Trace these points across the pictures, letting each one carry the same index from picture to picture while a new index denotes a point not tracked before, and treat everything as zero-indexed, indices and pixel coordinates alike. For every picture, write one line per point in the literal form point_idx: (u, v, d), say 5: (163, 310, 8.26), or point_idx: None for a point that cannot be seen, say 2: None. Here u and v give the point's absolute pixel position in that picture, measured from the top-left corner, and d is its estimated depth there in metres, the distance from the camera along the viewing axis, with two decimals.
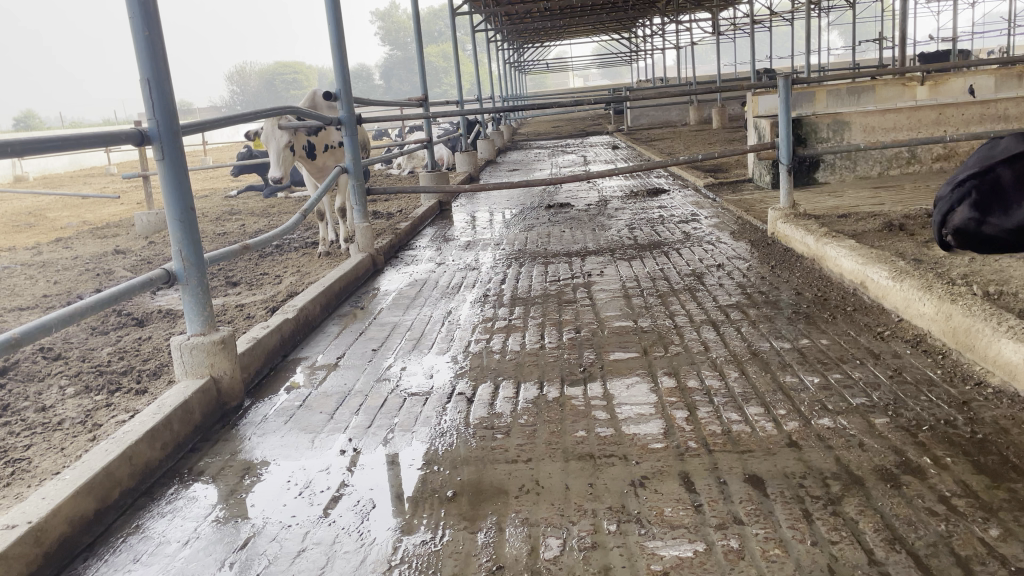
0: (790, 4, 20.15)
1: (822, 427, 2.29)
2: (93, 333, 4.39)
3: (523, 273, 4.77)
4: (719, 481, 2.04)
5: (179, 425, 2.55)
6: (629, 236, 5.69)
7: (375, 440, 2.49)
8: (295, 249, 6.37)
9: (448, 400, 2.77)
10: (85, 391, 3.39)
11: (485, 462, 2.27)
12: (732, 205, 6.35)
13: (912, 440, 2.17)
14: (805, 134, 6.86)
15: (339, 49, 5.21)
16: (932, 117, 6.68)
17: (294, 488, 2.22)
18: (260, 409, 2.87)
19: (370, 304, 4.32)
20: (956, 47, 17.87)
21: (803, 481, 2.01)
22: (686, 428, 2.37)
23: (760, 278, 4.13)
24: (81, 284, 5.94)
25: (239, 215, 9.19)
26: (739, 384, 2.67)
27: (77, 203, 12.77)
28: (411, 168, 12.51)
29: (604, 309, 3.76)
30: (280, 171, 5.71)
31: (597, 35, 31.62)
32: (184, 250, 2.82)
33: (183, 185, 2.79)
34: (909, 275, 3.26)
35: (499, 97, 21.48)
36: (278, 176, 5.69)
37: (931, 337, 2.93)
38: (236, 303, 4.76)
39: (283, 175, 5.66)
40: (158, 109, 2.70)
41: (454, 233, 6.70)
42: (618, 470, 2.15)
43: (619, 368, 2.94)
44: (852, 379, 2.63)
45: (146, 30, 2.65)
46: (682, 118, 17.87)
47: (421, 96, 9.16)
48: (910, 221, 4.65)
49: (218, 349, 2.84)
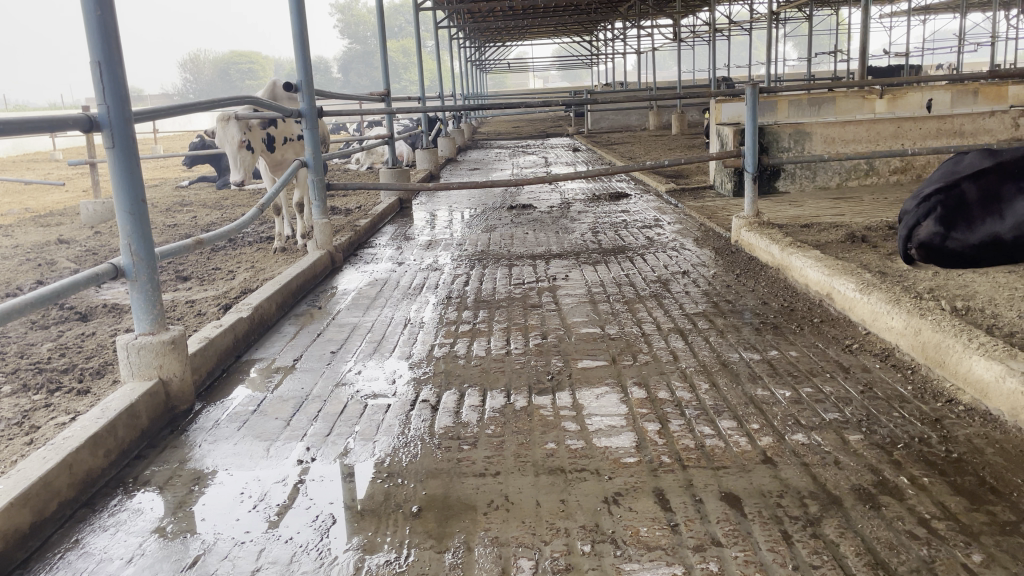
0: (748, 14, 20.29)
1: (797, 443, 2.25)
2: (33, 328, 4.17)
3: (486, 275, 4.68)
4: (695, 499, 1.97)
5: (124, 431, 2.40)
6: (593, 240, 5.63)
7: (334, 450, 2.37)
8: (249, 244, 6.18)
9: (411, 408, 2.66)
10: (23, 390, 3.20)
11: (452, 475, 2.17)
12: (694, 212, 6.34)
13: (888, 458, 2.13)
14: (768, 142, 6.89)
15: (301, 39, 5.04)
16: (892, 130, 6.73)
17: (248, 500, 2.10)
18: (212, 413, 2.73)
19: (328, 304, 4.18)
20: (908, 64, 18.11)
21: (780, 500, 1.95)
22: (658, 442, 2.30)
23: (726, 286, 4.10)
24: (22, 274, 5.67)
25: (191, 207, 8.92)
26: (710, 397, 2.62)
27: (18, 189, 12.29)
28: (370, 164, 12.31)
29: (571, 315, 3.68)
30: (240, 173, 5.61)
31: (559, 38, 31.64)
32: (133, 244, 2.66)
33: (134, 175, 2.63)
34: (877, 288, 3.25)
35: (459, 96, 21.34)
36: (239, 179, 5.59)
37: (899, 351, 2.92)
38: (187, 299, 4.57)
39: (244, 178, 5.57)
40: (109, 94, 2.54)
41: (414, 232, 6.57)
42: (591, 485, 2.07)
43: (588, 377, 2.87)
44: (824, 394, 2.59)
45: (98, 10, 2.49)
46: (642, 123, 17.96)
47: (382, 91, 8.99)
48: (872, 233, 4.67)
49: (168, 350, 2.70)
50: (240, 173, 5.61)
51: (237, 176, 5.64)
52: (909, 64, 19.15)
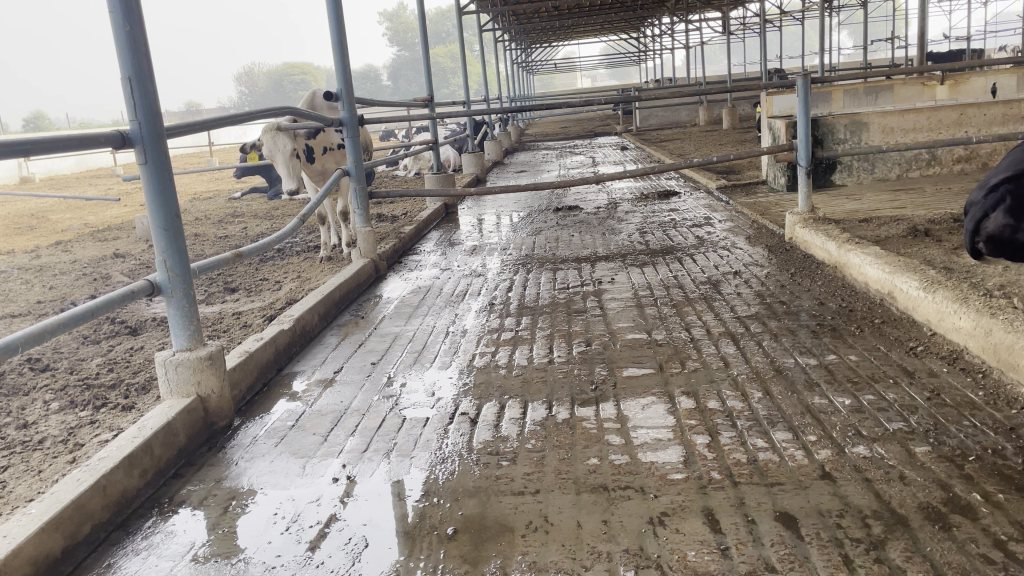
0: (800, 4, 19.73)
1: (858, 456, 2.10)
2: (85, 342, 4.22)
3: (531, 280, 4.59)
4: (747, 520, 1.85)
5: (160, 449, 2.38)
6: (641, 241, 5.49)
7: (370, 466, 2.31)
8: (297, 254, 6.21)
9: (451, 421, 2.59)
10: (70, 407, 3.22)
11: (489, 494, 2.08)
12: (747, 209, 6.14)
13: (958, 472, 1.97)
14: (822, 134, 6.64)
15: (340, 48, 5.03)
16: (954, 117, 6.45)
17: (281, 522, 2.04)
18: (250, 430, 2.69)
19: (371, 313, 4.15)
20: (969, 49, 17.35)
21: (840, 520, 1.81)
22: (708, 456, 2.17)
23: (780, 286, 3.93)
24: (78, 289, 5.78)
25: (242, 218, 9.03)
26: (763, 406, 2.48)
27: (80, 205, 12.64)
28: (417, 170, 12.31)
29: (617, 320, 3.57)
30: (294, 182, 5.65)
31: (606, 37, 31.41)
32: (169, 259, 2.64)
33: (168, 190, 2.61)
34: (942, 286, 3.06)
35: (506, 98, 21.27)
36: (294, 188, 5.66)
37: (968, 353, 2.74)
38: (234, 310, 4.58)
39: (297, 186, 5.61)
40: (141, 109, 2.51)
41: (459, 237, 6.52)
42: (635, 505, 1.96)
43: (634, 387, 2.74)
44: (887, 402, 2.42)
45: (127, 25, 2.47)
46: (692, 118, 17.68)
47: (426, 96, 8.96)
48: (935, 226, 4.44)
49: (206, 365, 2.67)
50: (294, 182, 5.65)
51: (290, 185, 5.69)
52: (971, 51, 18.36)
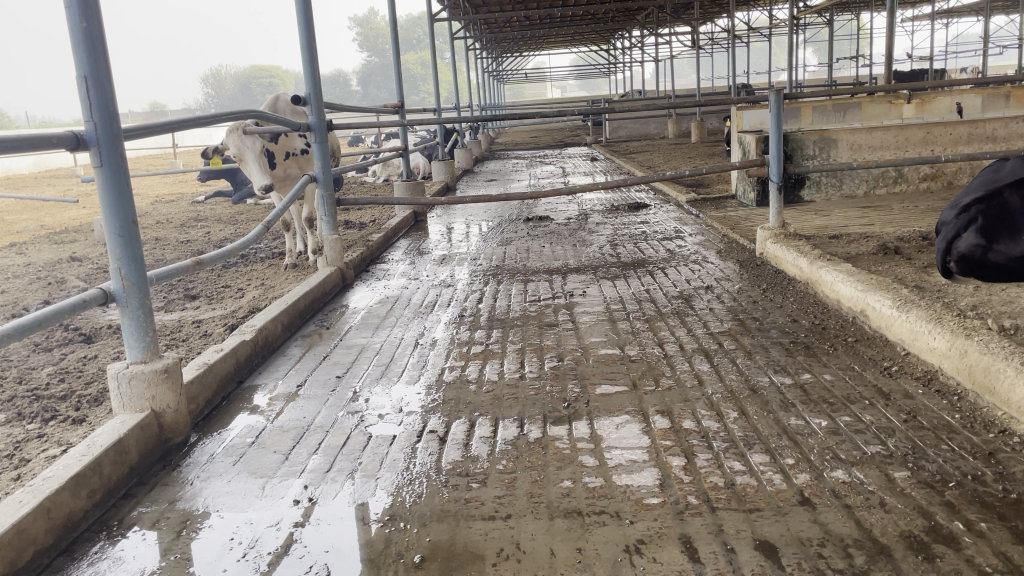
0: (769, 20, 19.90)
1: (836, 481, 2.05)
2: (35, 351, 4.05)
3: (501, 291, 4.52)
4: (726, 548, 1.78)
5: (110, 468, 2.25)
6: (613, 253, 5.45)
7: (333, 488, 2.21)
8: (261, 261, 6.07)
9: (419, 439, 2.50)
10: (17, 419, 3.07)
11: (458, 518, 2.00)
12: (717, 222, 6.14)
13: (939, 499, 1.93)
14: (792, 150, 6.66)
15: (309, 50, 4.91)
16: (920, 136, 6.53)
17: (238, 548, 1.94)
18: (207, 447, 2.58)
19: (337, 324, 4.04)
20: (933, 68, 17.60)
21: (821, 550, 1.76)
22: (684, 480, 2.11)
23: (752, 302, 3.91)
24: (31, 293, 5.57)
25: (205, 222, 8.85)
26: (740, 427, 2.43)
27: (36, 206, 12.29)
28: (386, 176, 12.19)
29: (589, 335, 3.50)
30: (266, 179, 5.49)
31: (576, 48, 31.53)
32: (124, 268, 2.52)
33: (124, 195, 2.49)
34: (915, 305, 3.05)
35: (476, 106, 21.24)
36: (266, 183, 5.45)
37: (942, 374, 2.71)
38: (194, 318, 4.44)
39: (271, 181, 5.44)
40: (96, 110, 2.39)
41: (428, 246, 6.42)
42: (610, 531, 1.89)
43: (607, 405, 2.68)
44: (863, 424, 2.38)
45: (84, 21, 2.35)
46: (661, 130, 17.82)
47: (396, 102, 8.86)
48: (905, 244, 4.45)
49: (161, 379, 2.55)
50: (266, 178, 5.49)
51: (262, 180, 5.49)
52: (935, 72, 18.63)
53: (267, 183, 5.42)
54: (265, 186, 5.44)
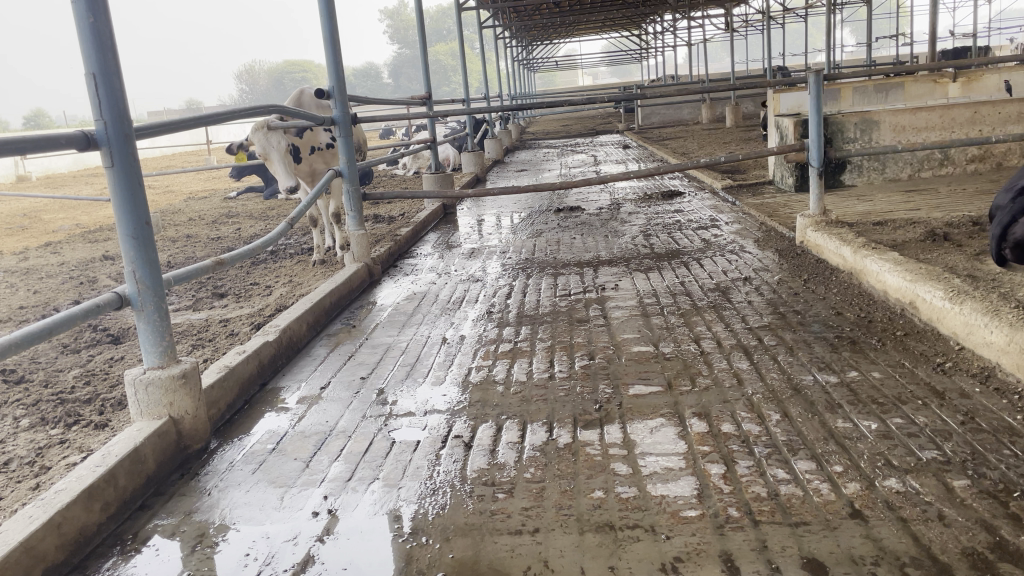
0: (804, 1, 19.35)
1: (889, 491, 1.90)
2: (63, 352, 4.02)
3: (531, 286, 4.40)
4: (770, 568, 1.65)
5: (126, 478, 2.19)
6: (646, 244, 5.29)
7: (354, 498, 2.11)
8: (290, 257, 6.02)
9: (444, 445, 2.39)
10: (40, 424, 3.01)
11: (483, 533, 1.89)
12: (754, 210, 5.94)
13: (1003, 511, 1.78)
14: (832, 133, 6.42)
15: (332, 42, 4.82)
16: (967, 116, 6.24)
17: (253, 564, 1.85)
18: (226, 454, 2.50)
19: (363, 322, 3.96)
20: (976, 44, 16.95)
21: (874, 569, 1.62)
22: (724, 490, 1.98)
23: (793, 294, 3.74)
24: (62, 293, 5.57)
25: (236, 218, 8.85)
26: (783, 430, 2.28)
27: (73, 205, 12.43)
28: (416, 169, 12.13)
29: (621, 331, 3.37)
30: (291, 179, 5.46)
31: (607, 34, 31.14)
32: (138, 270, 2.45)
33: (137, 195, 2.42)
34: (969, 297, 2.86)
35: (506, 95, 21.08)
36: (291, 185, 5.43)
37: (1001, 370, 2.54)
38: (221, 317, 4.39)
39: (297, 182, 5.44)
40: (106, 107, 2.31)
41: (458, 239, 6.32)
42: (645, 547, 1.77)
43: (641, 407, 2.55)
44: (916, 427, 2.22)
45: (91, 16, 2.27)
46: (694, 116, 17.50)
47: (424, 93, 8.74)
48: (954, 229, 4.24)
49: (178, 385, 2.48)
50: (292, 179, 5.47)
51: (288, 182, 5.45)
52: (979, 49, 17.95)
53: (293, 185, 5.39)
54: (291, 188, 5.45)
